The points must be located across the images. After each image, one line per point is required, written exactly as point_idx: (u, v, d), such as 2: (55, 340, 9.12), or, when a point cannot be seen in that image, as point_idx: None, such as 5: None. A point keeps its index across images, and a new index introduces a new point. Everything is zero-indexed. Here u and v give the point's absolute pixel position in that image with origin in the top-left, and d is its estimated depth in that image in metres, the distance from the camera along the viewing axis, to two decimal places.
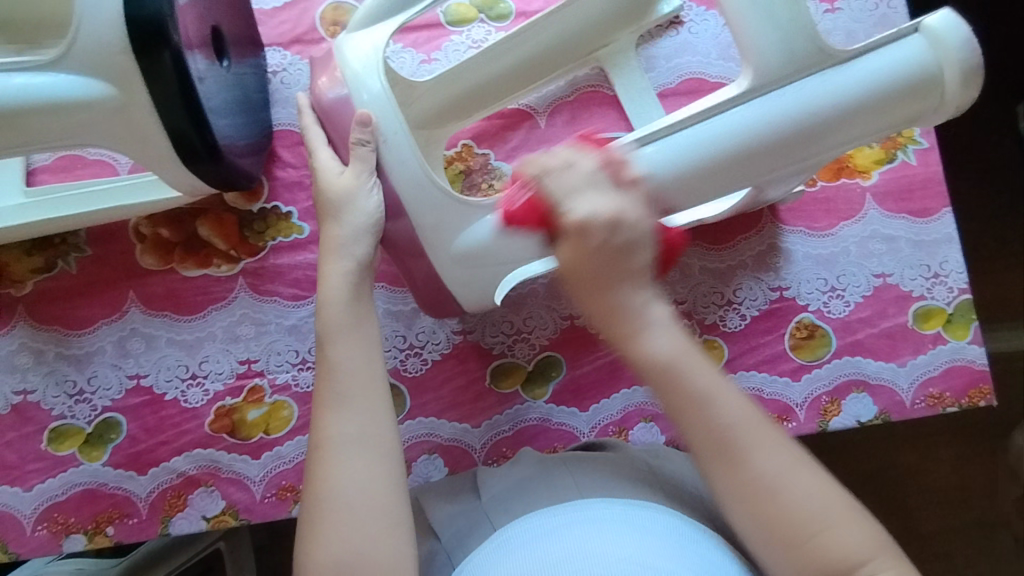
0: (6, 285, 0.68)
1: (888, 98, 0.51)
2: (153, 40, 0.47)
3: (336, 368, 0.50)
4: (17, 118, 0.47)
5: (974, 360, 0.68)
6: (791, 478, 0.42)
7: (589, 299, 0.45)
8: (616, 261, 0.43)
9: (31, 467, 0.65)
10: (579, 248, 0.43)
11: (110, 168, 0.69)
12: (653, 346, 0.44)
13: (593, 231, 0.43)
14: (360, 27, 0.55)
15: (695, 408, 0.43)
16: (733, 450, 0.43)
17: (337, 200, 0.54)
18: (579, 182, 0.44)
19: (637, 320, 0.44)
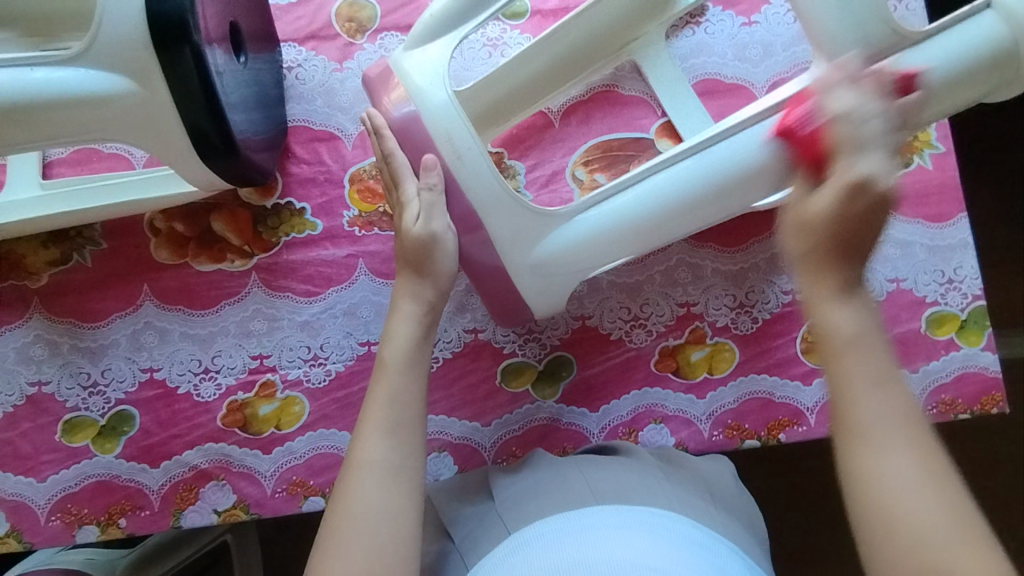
0: (22, 277, 0.68)
1: (961, 77, 0.52)
2: (174, 37, 0.46)
3: (383, 396, 0.51)
4: (39, 114, 0.47)
5: (987, 366, 0.68)
6: (917, 488, 0.40)
7: (807, 247, 0.45)
8: (869, 220, 0.43)
9: (46, 458, 0.65)
10: (841, 198, 0.43)
11: (126, 162, 0.70)
12: (829, 316, 0.44)
13: (867, 191, 0.43)
14: (420, 41, 0.54)
15: (853, 386, 0.42)
16: (873, 441, 0.41)
17: (416, 249, 0.55)
18: (869, 139, 0.44)
19: (842, 285, 0.44)
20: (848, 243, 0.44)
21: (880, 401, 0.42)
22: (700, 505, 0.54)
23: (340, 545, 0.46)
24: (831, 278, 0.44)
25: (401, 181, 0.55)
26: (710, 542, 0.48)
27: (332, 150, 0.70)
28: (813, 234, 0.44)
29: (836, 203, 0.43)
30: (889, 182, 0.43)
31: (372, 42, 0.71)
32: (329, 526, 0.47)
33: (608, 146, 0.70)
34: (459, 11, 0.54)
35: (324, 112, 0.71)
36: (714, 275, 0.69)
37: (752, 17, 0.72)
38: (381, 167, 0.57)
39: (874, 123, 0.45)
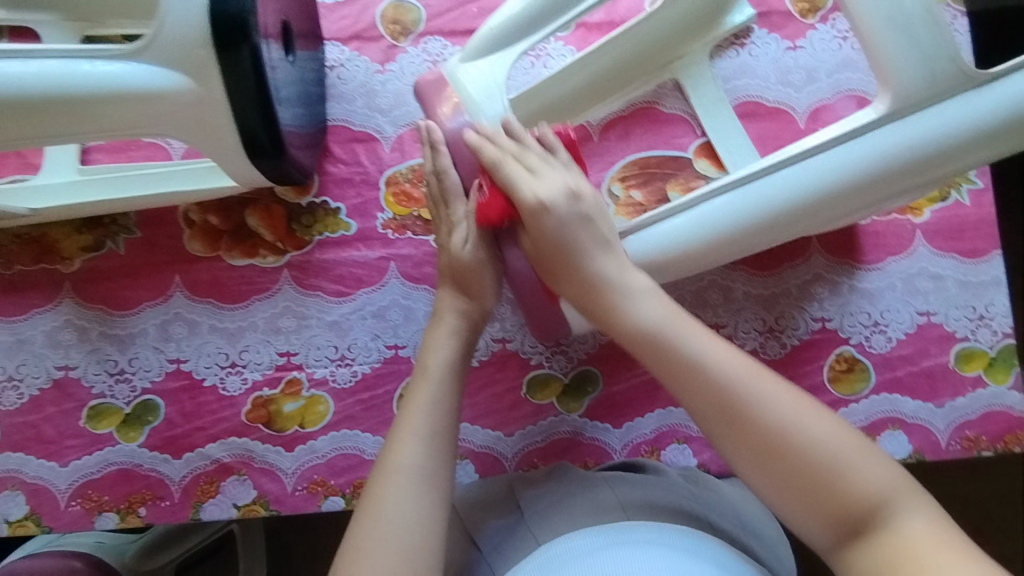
0: (54, 262, 0.68)
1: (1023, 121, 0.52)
2: (233, 36, 0.46)
3: (423, 404, 0.51)
4: (94, 107, 0.47)
5: (1013, 405, 0.67)
6: (799, 423, 0.46)
7: (566, 278, 0.53)
8: (572, 228, 0.52)
9: (69, 443, 0.66)
10: (542, 228, 0.52)
11: (163, 152, 0.70)
12: (625, 324, 0.52)
13: (552, 211, 0.52)
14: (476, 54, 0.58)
15: (691, 372, 0.49)
16: (727, 415, 0.47)
17: (463, 271, 0.56)
18: (539, 165, 0.53)
19: (619, 290, 0.52)
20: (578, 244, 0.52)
21: (712, 373, 0.48)
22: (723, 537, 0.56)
23: (368, 547, 0.46)
24: (612, 300, 0.52)
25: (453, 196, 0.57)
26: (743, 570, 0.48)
27: (369, 152, 0.70)
28: (552, 242, 0.53)
29: (553, 220, 0.52)
30: (580, 185, 0.54)
31: (415, 46, 0.71)
32: (356, 525, 0.47)
33: (645, 163, 0.70)
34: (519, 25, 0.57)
35: (364, 113, 0.71)
36: (745, 298, 0.69)
37: (797, 42, 0.72)
38: (428, 181, 0.58)
39: (536, 159, 0.54)
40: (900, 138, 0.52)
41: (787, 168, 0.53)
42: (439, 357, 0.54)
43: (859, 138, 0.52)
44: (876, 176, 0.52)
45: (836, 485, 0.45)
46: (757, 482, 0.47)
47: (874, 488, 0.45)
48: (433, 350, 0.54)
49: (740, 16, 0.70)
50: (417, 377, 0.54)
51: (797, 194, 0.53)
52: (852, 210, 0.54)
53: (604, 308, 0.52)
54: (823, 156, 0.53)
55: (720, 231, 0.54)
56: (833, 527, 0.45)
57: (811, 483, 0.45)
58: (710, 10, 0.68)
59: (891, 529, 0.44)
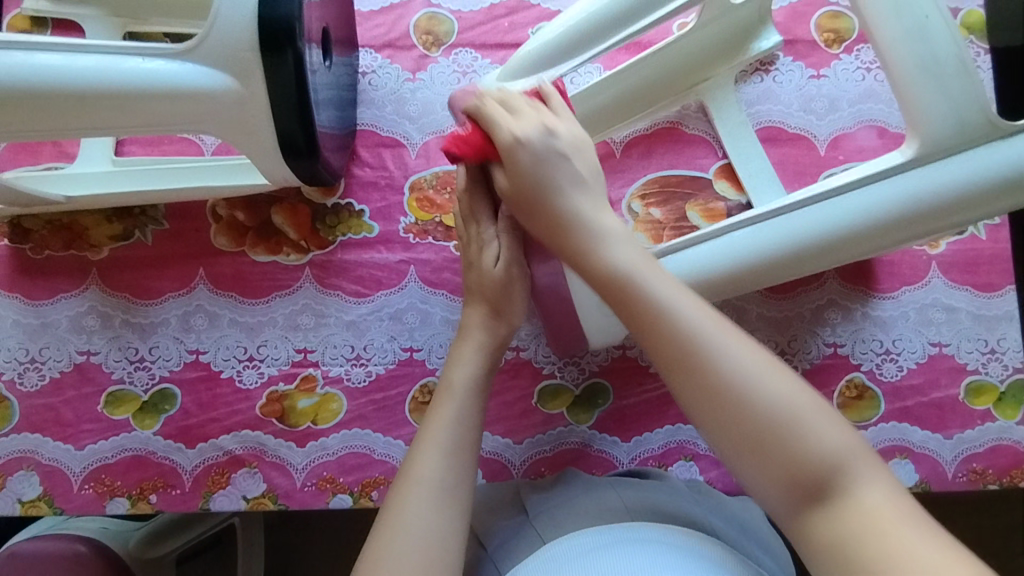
0: (83, 249, 0.70)
1: None
2: (279, 41, 0.48)
3: (446, 419, 0.52)
4: (140, 102, 0.49)
5: (1020, 441, 0.68)
6: (760, 377, 0.43)
7: (536, 216, 0.53)
8: (549, 163, 0.53)
9: (86, 427, 0.67)
10: (519, 166, 0.53)
11: (195, 147, 0.71)
12: (591, 264, 0.51)
13: (529, 147, 0.53)
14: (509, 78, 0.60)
15: (653, 315, 0.47)
16: (687, 362, 0.44)
17: (492, 289, 0.57)
18: (521, 106, 0.55)
19: (592, 232, 0.51)
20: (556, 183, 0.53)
21: (674, 320, 0.46)
22: (727, 538, 0.57)
23: (390, 557, 0.45)
24: (581, 238, 0.51)
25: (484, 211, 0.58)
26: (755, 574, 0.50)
27: (396, 157, 0.72)
28: (526, 178, 0.53)
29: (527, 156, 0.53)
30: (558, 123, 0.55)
31: (446, 56, 0.73)
32: (377, 534, 0.47)
33: (665, 182, 0.71)
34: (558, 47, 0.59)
35: (393, 120, 0.72)
36: (758, 320, 0.70)
37: (820, 71, 0.73)
38: (460, 198, 0.59)
39: (524, 104, 0.55)
40: (927, 181, 0.53)
41: (811, 204, 0.54)
42: (464, 373, 0.55)
43: (884, 180, 0.53)
44: (898, 218, 0.53)
45: (789, 443, 0.42)
46: (712, 437, 0.44)
47: (836, 450, 0.42)
48: (459, 364, 0.55)
49: (767, 42, 0.71)
50: (441, 393, 0.54)
51: (821, 229, 0.54)
52: (874, 250, 0.55)
53: (579, 252, 0.51)
54: (849, 195, 0.53)
55: (740, 262, 0.55)
56: (788, 490, 0.42)
57: (768, 445, 0.42)
58: (738, 34, 0.70)
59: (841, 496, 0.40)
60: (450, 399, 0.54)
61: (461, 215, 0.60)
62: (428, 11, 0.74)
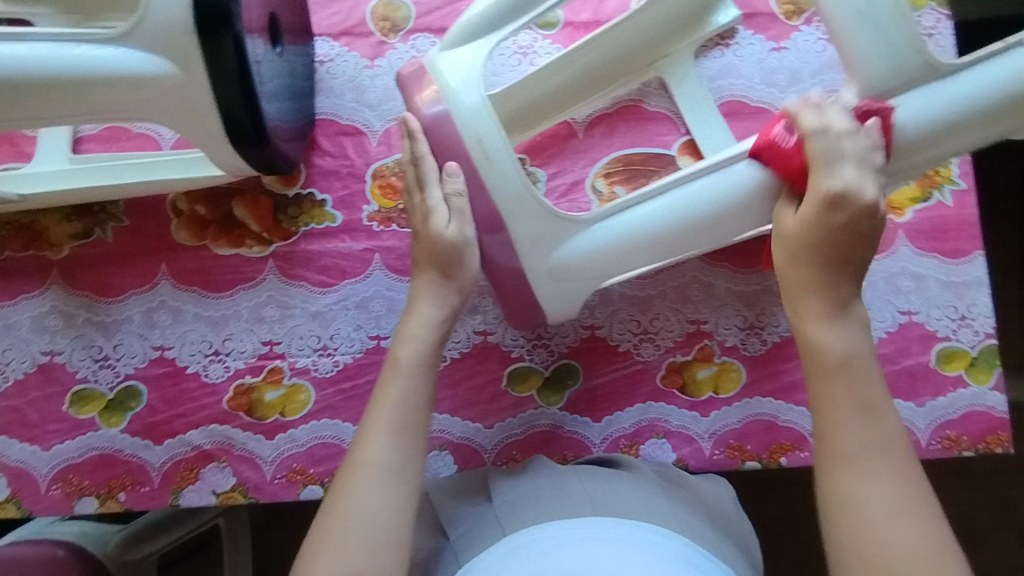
0: (44, 248, 0.69)
1: (989, 112, 0.52)
2: (215, 23, 0.48)
3: (393, 399, 0.52)
4: (78, 89, 0.49)
5: (994, 406, 0.67)
6: (901, 516, 0.44)
7: (789, 267, 0.52)
8: (848, 240, 0.50)
9: (52, 427, 0.66)
10: (809, 215, 0.51)
11: (154, 142, 0.71)
12: (812, 333, 0.51)
13: (845, 204, 0.50)
14: (456, 45, 0.56)
15: (844, 404, 0.48)
16: (846, 460, 0.47)
17: (444, 253, 0.56)
18: (850, 153, 0.50)
19: (838, 300, 0.51)
20: (852, 257, 0.51)
21: (866, 416, 0.47)
22: (699, 522, 0.56)
23: (333, 543, 0.46)
24: (822, 291, 0.51)
25: (429, 185, 0.56)
26: (710, 567, 0.50)
27: (357, 145, 0.71)
28: (790, 241, 0.51)
29: (808, 219, 0.51)
30: (875, 199, 0.50)
31: (404, 42, 0.73)
32: (320, 518, 0.48)
33: (629, 160, 0.71)
34: (504, 10, 0.56)
35: (352, 107, 0.72)
36: (726, 295, 0.70)
37: (781, 43, 0.73)
38: (406, 171, 0.58)
39: (861, 149, 0.50)
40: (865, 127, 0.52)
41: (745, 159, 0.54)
42: (410, 350, 0.54)
43: None
44: None
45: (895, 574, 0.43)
46: (829, 512, 0.46)
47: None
48: (406, 341, 0.55)
49: (726, 17, 0.71)
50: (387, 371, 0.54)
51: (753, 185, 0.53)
52: None
53: (799, 313, 0.51)
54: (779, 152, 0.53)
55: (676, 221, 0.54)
56: None
57: (871, 548, 0.43)
58: (695, 8, 0.69)
59: None
60: (396, 376, 0.54)
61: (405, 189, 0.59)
62: None
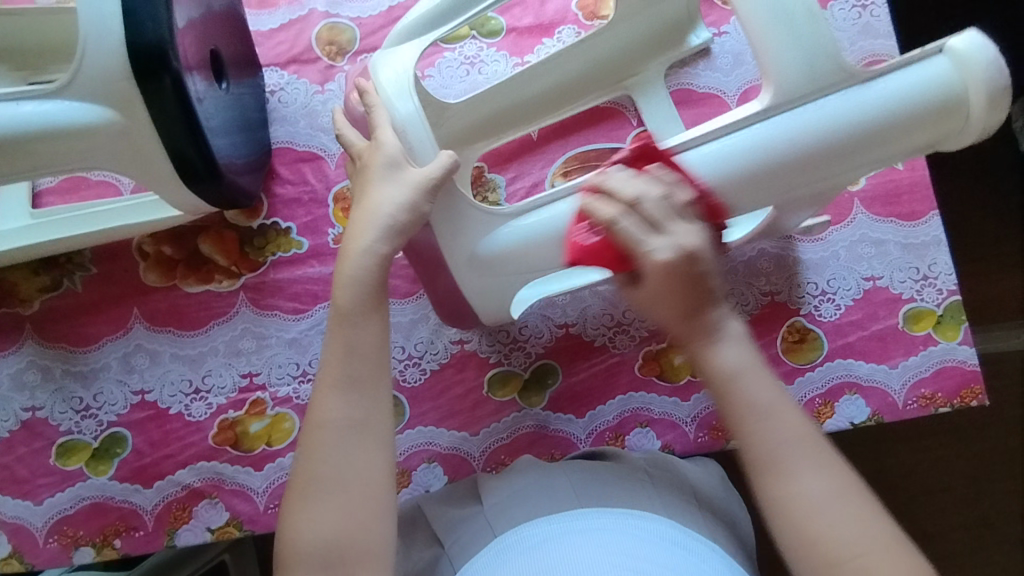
0: (14, 305, 0.70)
1: (906, 121, 0.49)
2: (154, 67, 0.50)
3: (341, 350, 0.50)
4: (28, 145, 0.51)
5: (965, 360, 0.68)
6: (828, 503, 0.45)
7: (662, 310, 0.48)
8: (689, 287, 0.47)
9: (41, 482, 0.66)
10: (664, 277, 0.47)
11: (114, 189, 0.71)
12: (718, 387, 0.48)
13: (681, 262, 0.47)
14: (389, 42, 0.56)
15: (757, 418, 0.47)
16: (780, 469, 0.46)
17: (399, 183, 0.51)
18: (663, 216, 0.47)
19: (713, 329, 0.48)
20: (699, 306, 0.47)
21: (772, 423, 0.47)
22: (683, 501, 0.57)
23: (307, 508, 0.48)
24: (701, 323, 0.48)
25: (377, 127, 0.52)
26: (699, 546, 0.51)
27: (316, 170, 0.72)
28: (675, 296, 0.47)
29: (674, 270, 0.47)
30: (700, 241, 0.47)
31: (352, 64, 0.73)
32: (293, 480, 0.49)
33: (585, 158, 0.72)
34: (435, 13, 0.56)
35: (307, 134, 0.73)
36: None
37: (721, 28, 0.74)
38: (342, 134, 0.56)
39: (659, 203, 0.48)
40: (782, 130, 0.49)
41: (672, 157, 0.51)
42: (350, 293, 0.51)
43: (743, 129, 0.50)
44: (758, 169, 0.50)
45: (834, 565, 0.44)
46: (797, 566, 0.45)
47: None
48: (347, 294, 0.51)
49: (699, 38, 0.72)
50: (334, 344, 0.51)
51: None
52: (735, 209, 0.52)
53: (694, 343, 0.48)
54: (760, 126, 0.50)
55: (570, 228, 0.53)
56: None
57: (803, 525, 0.45)
58: (670, 31, 0.70)
59: None
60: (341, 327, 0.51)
61: (345, 150, 0.56)
62: (328, 22, 0.74)
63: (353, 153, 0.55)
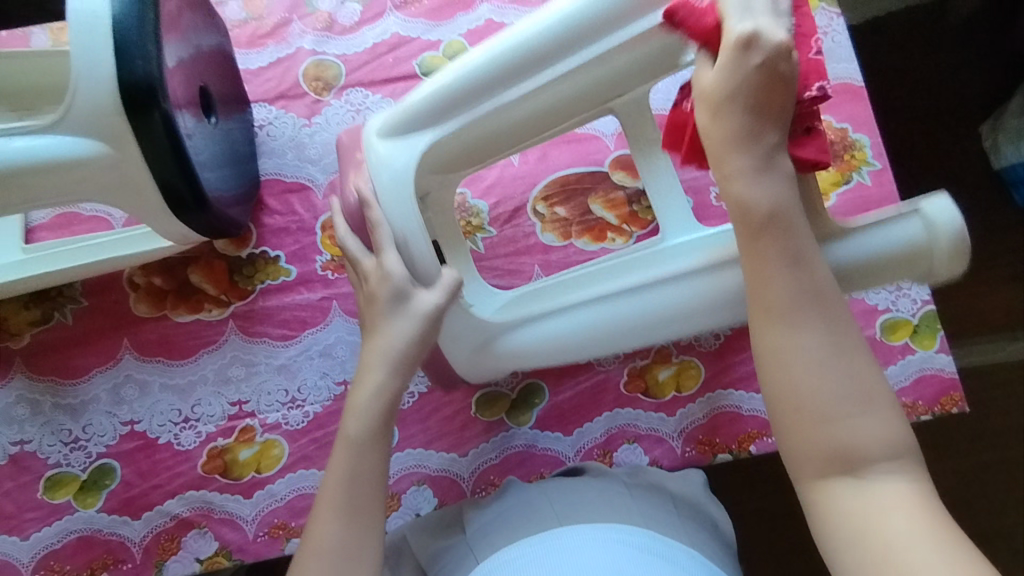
0: (5, 339, 0.70)
1: (885, 268, 0.51)
2: (143, 104, 0.53)
3: (342, 476, 0.52)
4: (23, 178, 0.53)
5: (943, 368, 0.70)
6: (782, 275, 0.42)
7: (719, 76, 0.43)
8: (763, 72, 0.42)
9: (29, 516, 0.66)
10: (731, 59, 0.42)
11: (105, 223, 0.73)
12: (722, 127, 0.43)
13: (755, 46, 0.42)
14: (403, 125, 0.54)
15: (748, 165, 0.42)
16: (752, 229, 0.42)
17: (409, 312, 0.53)
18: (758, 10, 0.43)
19: (770, 82, 0.42)
20: (759, 92, 0.42)
21: (756, 180, 0.42)
22: (663, 509, 0.58)
23: None
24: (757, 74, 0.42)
25: (382, 248, 0.53)
26: (676, 551, 0.51)
27: (303, 201, 0.74)
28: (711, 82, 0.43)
29: (730, 65, 0.42)
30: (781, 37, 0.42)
31: (338, 98, 0.76)
32: None
33: (565, 181, 0.74)
34: (448, 99, 0.53)
35: (295, 165, 0.75)
36: None
37: None
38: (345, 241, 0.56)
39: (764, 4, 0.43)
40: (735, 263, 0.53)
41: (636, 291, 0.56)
42: (360, 424, 0.53)
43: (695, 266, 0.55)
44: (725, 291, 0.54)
45: (777, 323, 0.41)
46: (760, 328, 0.42)
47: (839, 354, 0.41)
48: (353, 413, 0.53)
49: None
50: (339, 447, 0.53)
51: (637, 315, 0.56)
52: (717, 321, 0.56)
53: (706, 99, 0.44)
54: (650, 296, 0.56)
55: (575, 340, 0.58)
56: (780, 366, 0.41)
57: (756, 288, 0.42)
58: None
59: (815, 383, 0.40)
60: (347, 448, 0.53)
61: (350, 262, 0.56)
62: (314, 59, 0.77)
63: (358, 267, 0.55)
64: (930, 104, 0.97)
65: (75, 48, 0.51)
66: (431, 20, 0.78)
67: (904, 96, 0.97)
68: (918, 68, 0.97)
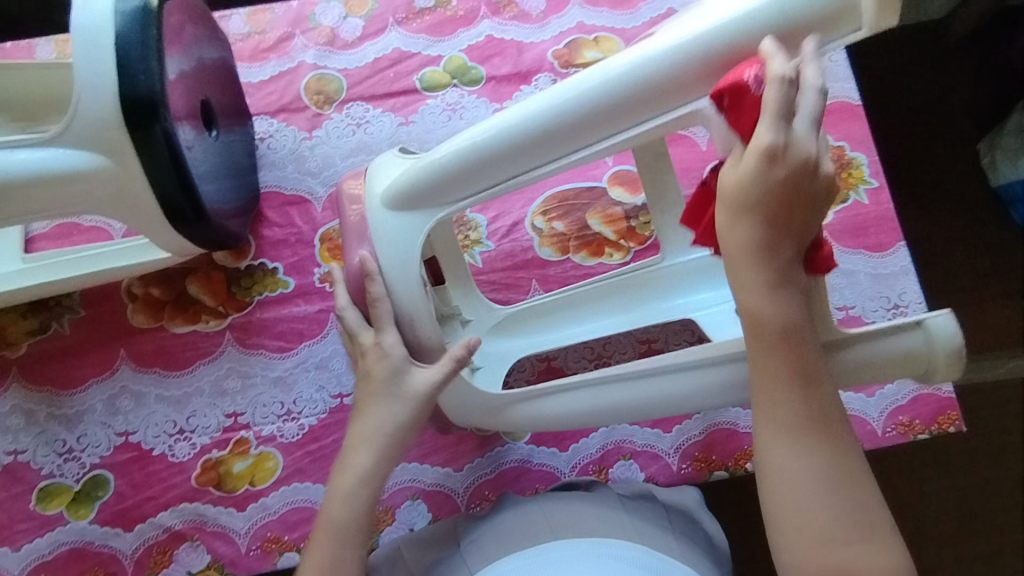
0: (2, 348, 0.70)
1: (880, 371, 0.51)
2: (143, 118, 0.53)
3: (323, 562, 0.50)
4: (24, 189, 0.54)
5: (940, 387, 0.70)
6: (788, 394, 0.42)
7: (736, 179, 0.41)
8: (789, 186, 0.39)
9: (21, 527, 0.66)
10: (755, 169, 0.39)
11: (105, 233, 0.73)
12: (734, 237, 0.42)
13: (780, 161, 0.39)
14: (417, 192, 0.51)
15: (762, 281, 0.41)
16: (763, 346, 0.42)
17: (405, 395, 0.51)
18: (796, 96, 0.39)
19: (791, 199, 0.40)
20: (782, 211, 0.40)
21: (770, 300, 0.41)
22: (656, 525, 0.57)
23: None
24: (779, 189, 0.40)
25: (382, 328, 0.51)
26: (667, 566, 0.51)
27: (302, 213, 0.74)
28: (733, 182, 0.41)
29: (753, 173, 0.40)
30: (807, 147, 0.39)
31: (339, 112, 0.77)
32: None
33: (563, 197, 0.75)
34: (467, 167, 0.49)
35: (295, 177, 0.75)
36: None
37: None
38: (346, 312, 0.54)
39: (803, 85, 0.39)
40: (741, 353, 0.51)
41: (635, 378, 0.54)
42: (348, 508, 0.51)
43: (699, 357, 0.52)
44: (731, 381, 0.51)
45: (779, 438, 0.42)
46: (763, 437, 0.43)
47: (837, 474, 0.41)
48: (338, 499, 0.51)
49: None
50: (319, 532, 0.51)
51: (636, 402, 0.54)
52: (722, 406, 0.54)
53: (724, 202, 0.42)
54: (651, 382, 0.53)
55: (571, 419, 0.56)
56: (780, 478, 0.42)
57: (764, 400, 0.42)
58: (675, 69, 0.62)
59: (813, 504, 0.41)
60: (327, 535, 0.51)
61: (347, 332, 0.55)
62: (316, 73, 0.78)
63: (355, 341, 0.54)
64: (928, 122, 0.97)
65: (78, 62, 0.52)
66: (432, 35, 0.79)
67: (902, 116, 0.98)
68: (916, 86, 0.98)
